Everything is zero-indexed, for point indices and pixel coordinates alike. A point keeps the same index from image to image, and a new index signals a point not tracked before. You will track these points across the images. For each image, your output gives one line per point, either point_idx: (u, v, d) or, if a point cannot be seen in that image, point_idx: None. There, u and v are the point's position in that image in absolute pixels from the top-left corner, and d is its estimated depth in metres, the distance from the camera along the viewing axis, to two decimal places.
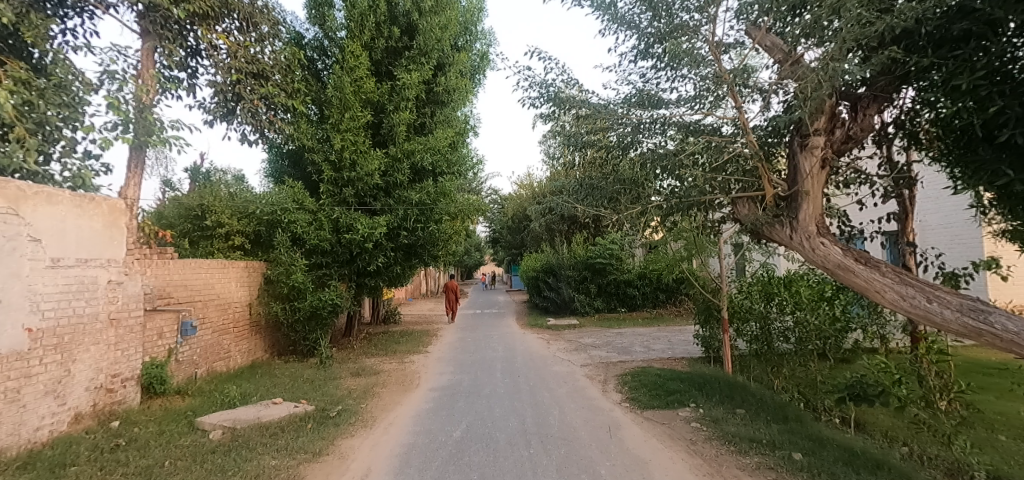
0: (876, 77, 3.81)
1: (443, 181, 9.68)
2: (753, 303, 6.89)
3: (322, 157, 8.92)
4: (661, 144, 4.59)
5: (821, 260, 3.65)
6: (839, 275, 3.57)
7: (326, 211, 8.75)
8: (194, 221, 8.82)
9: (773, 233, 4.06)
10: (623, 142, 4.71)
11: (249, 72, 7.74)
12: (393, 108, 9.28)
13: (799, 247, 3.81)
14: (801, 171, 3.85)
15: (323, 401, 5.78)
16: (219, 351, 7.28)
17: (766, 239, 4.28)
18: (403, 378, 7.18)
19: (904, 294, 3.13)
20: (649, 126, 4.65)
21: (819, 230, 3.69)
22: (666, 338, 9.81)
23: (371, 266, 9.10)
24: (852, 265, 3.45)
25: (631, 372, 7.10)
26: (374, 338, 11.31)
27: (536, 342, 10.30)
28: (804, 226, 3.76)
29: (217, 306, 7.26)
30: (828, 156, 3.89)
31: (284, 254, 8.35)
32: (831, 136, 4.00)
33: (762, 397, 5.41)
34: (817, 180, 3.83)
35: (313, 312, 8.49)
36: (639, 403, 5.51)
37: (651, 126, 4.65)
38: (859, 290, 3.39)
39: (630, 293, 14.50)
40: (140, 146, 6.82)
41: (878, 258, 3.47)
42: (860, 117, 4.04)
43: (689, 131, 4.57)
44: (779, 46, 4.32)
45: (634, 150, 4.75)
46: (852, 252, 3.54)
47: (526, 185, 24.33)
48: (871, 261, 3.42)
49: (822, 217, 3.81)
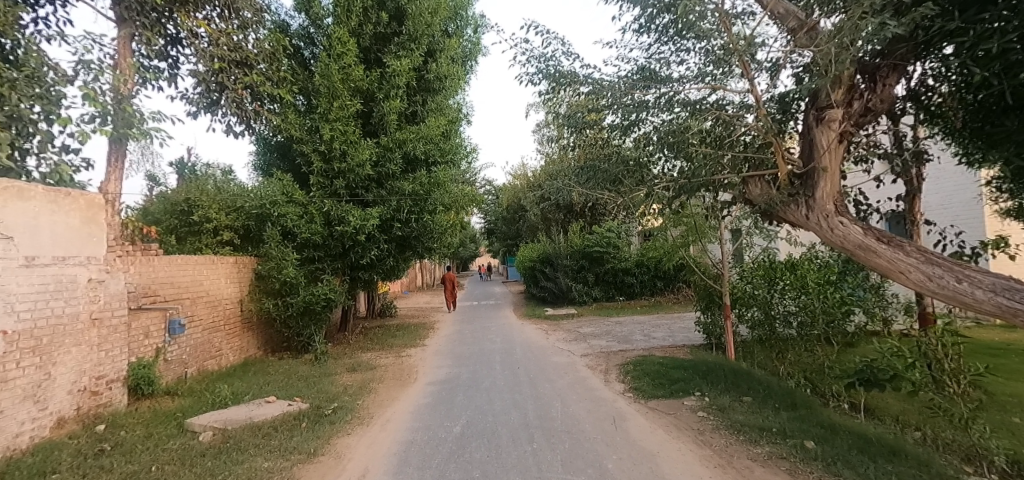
0: (896, 45, 3.64)
1: (436, 171, 9.47)
2: (755, 288, 6.77)
3: (311, 148, 8.65)
4: (666, 122, 4.43)
5: (839, 240, 3.50)
6: (859, 256, 3.42)
7: (317, 203, 8.53)
8: (180, 216, 8.53)
9: (787, 214, 3.89)
10: (626, 121, 4.54)
11: (232, 60, 7.44)
12: (383, 96, 9.02)
13: (815, 227, 3.65)
14: (818, 146, 3.67)
15: (317, 399, 5.61)
16: (210, 349, 7.08)
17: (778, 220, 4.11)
18: (401, 373, 6.99)
19: (931, 274, 2.98)
20: (654, 103, 4.48)
21: (837, 209, 3.54)
22: (666, 326, 9.70)
23: (364, 259, 8.92)
24: (874, 245, 3.29)
25: (633, 361, 6.98)
26: (370, 333, 11.14)
27: (535, 332, 10.17)
28: (821, 205, 3.59)
29: (206, 304, 7.06)
30: (846, 130, 3.71)
31: (274, 249, 8.13)
32: (849, 109, 3.80)
33: (769, 384, 5.28)
34: (835, 156, 3.66)
35: (307, 307, 8.29)
36: (643, 393, 5.39)
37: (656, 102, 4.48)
38: (882, 270, 3.24)
39: (628, 282, 14.40)
40: (120, 139, 6.55)
41: (900, 237, 3.32)
42: (880, 88, 3.82)
43: (695, 107, 4.43)
44: (793, 13, 4.14)
45: (638, 129, 4.58)
46: (874, 231, 3.38)
47: (521, 175, 24.12)
48: (894, 240, 3.27)
49: (839, 195, 3.65)
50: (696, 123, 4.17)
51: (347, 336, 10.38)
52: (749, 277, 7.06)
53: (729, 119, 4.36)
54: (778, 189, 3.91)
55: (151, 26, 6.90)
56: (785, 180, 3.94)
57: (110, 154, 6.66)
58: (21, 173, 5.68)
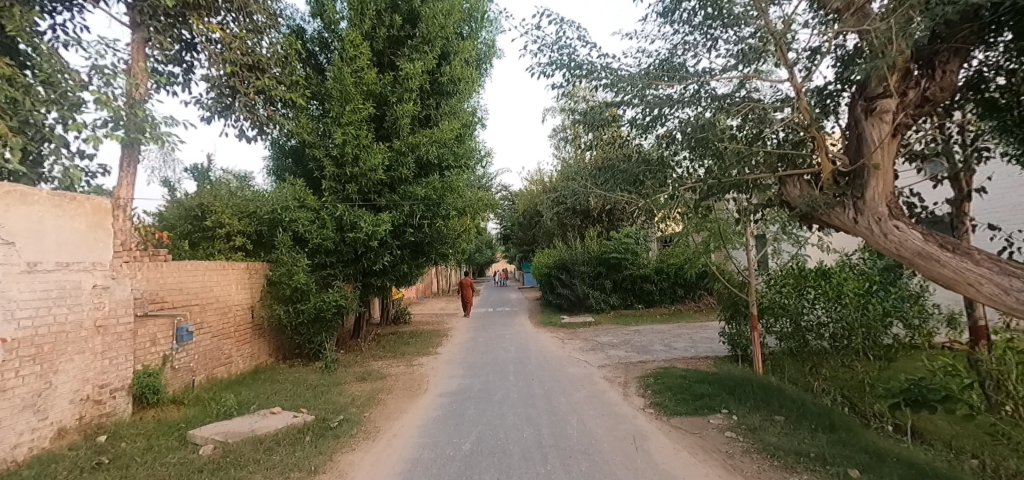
0: (958, 25, 3.30)
1: (449, 175, 9.30)
2: (783, 297, 6.39)
3: (323, 152, 8.55)
4: (693, 115, 4.18)
5: (894, 247, 3.15)
6: (918, 264, 3.08)
7: (329, 208, 8.40)
8: (194, 222, 8.49)
9: (831, 218, 3.55)
10: (649, 115, 4.30)
11: (244, 64, 7.37)
12: (396, 100, 8.89)
13: (865, 232, 3.31)
14: (868, 141, 3.34)
15: (324, 410, 5.41)
16: (219, 357, 6.97)
17: (819, 224, 3.77)
18: (411, 384, 6.76)
19: (1008, 287, 2.64)
20: (680, 96, 4.24)
21: (892, 212, 3.19)
22: (687, 336, 9.31)
23: (377, 265, 8.77)
24: (936, 252, 2.95)
25: (653, 373, 6.64)
26: (383, 340, 10.97)
27: (550, 341, 9.88)
28: (873, 207, 3.25)
29: (215, 310, 6.95)
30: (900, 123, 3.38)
31: (285, 254, 8.03)
32: (903, 99, 3.51)
33: (803, 402, 4.90)
34: (887, 152, 3.31)
35: (318, 314, 8.16)
36: (665, 409, 5.07)
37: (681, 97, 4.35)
38: (946, 281, 2.90)
39: (647, 289, 13.99)
40: (132, 144, 6.51)
41: (965, 244, 2.99)
42: (940, 76, 3.56)
43: (719, 102, 4.23)
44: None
45: (661, 124, 4.34)
46: (935, 237, 3.04)
47: (537, 180, 23.89)
48: (960, 248, 2.93)
49: (892, 196, 3.31)
50: (731, 110, 3.86)
51: (359, 343, 10.22)
52: (777, 287, 6.70)
53: (764, 113, 4.09)
54: (821, 190, 3.58)
55: (163, 30, 6.86)
56: (829, 180, 3.60)
57: (122, 159, 6.61)
58: (34, 179, 5.65)
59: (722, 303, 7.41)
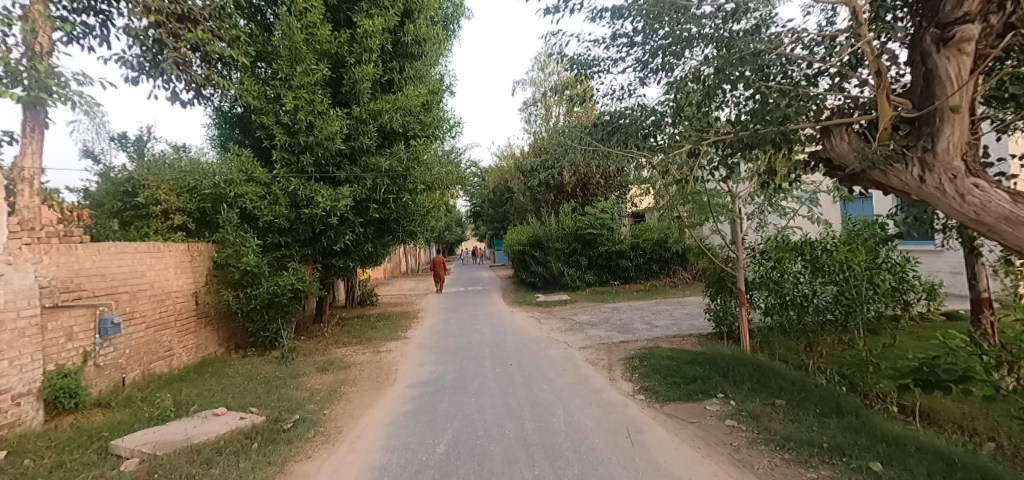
0: None
1: (416, 146, 8.56)
2: (772, 270, 6.07)
3: (273, 120, 7.65)
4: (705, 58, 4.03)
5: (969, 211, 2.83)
6: (997, 231, 2.77)
7: (282, 182, 7.58)
8: (126, 198, 7.52)
9: (887, 177, 3.21)
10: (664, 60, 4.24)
11: (171, 13, 6.32)
12: (355, 61, 8.03)
13: (932, 194, 2.97)
14: (943, 80, 2.98)
15: (276, 409, 4.78)
16: (157, 349, 6.19)
17: (869, 185, 3.44)
18: (378, 374, 6.16)
19: None
20: (689, 39, 4.00)
21: (967, 169, 2.85)
22: (667, 313, 9.03)
23: (338, 245, 8.03)
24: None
25: (638, 354, 6.26)
26: (348, 324, 10.28)
27: (526, 322, 9.43)
28: (944, 164, 2.91)
29: (149, 297, 6.11)
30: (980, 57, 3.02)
31: (231, 234, 7.19)
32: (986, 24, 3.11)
33: (803, 384, 4.58)
34: (965, 93, 2.97)
35: (272, 299, 7.40)
36: (657, 395, 4.67)
37: (703, 30, 3.96)
38: None
39: (622, 265, 13.68)
40: (34, 104, 5.51)
41: None
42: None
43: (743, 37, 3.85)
44: None
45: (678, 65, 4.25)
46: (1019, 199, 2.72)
47: (507, 156, 23.18)
48: None
49: (965, 149, 2.97)
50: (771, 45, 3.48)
51: (322, 329, 9.51)
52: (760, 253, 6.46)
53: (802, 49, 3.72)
54: (875, 144, 3.16)
55: None
56: (887, 130, 3.24)
57: (25, 124, 5.60)
58: None
59: (707, 278, 7.06)
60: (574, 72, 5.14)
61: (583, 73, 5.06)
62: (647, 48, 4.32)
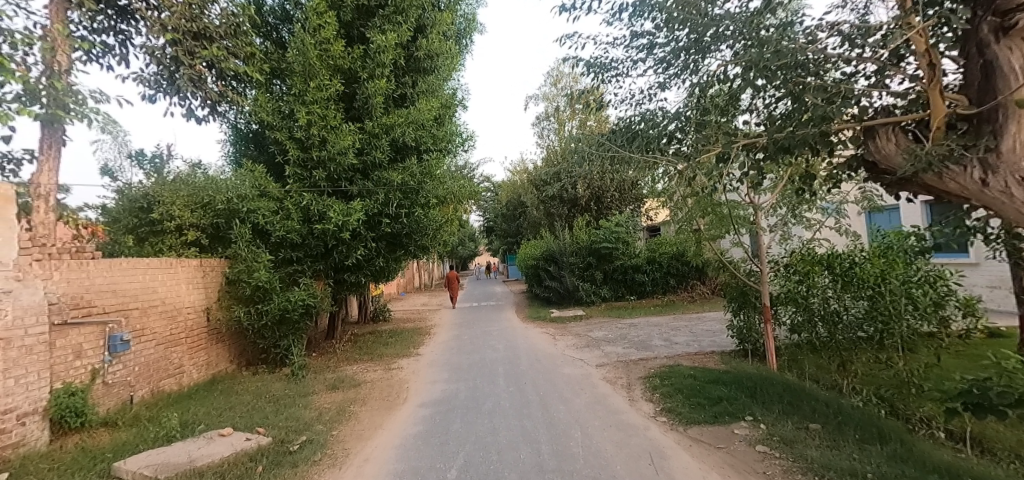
0: None
1: (428, 160, 8.50)
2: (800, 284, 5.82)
3: (286, 135, 7.65)
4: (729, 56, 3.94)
5: None
6: None
7: (294, 197, 7.55)
8: (141, 215, 7.52)
9: (946, 180, 2.99)
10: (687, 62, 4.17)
11: (187, 31, 6.37)
12: (368, 76, 8.04)
13: (997, 197, 2.75)
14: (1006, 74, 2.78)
15: (283, 430, 4.62)
16: (167, 367, 6.11)
17: (926, 189, 3.22)
18: (389, 392, 5.99)
19: None
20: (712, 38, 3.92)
21: None
22: (687, 329, 8.73)
23: (349, 260, 7.95)
24: None
25: (659, 373, 6.00)
26: (360, 340, 10.16)
27: (541, 338, 9.21)
28: (1010, 165, 2.68)
29: (160, 314, 6.06)
30: None
31: (244, 249, 7.16)
32: None
33: (838, 407, 4.29)
34: None
35: (283, 315, 7.32)
36: (680, 417, 4.42)
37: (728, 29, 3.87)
38: None
39: (639, 280, 13.39)
40: (51, 121, 5.54)
41: None
42: None
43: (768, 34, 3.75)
44: None
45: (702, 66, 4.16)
46: None
47: (520, 171, 23.13)
48: None
49: None
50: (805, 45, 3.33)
51: (333, 345, 9.39)
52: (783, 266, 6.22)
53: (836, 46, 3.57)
54: (928, 145, 3.00)
55: None
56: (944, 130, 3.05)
57: (42, 141, 5.65)
58: None
59: (730, 293, 6.79)
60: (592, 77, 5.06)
61: (600, 77, 4.97)
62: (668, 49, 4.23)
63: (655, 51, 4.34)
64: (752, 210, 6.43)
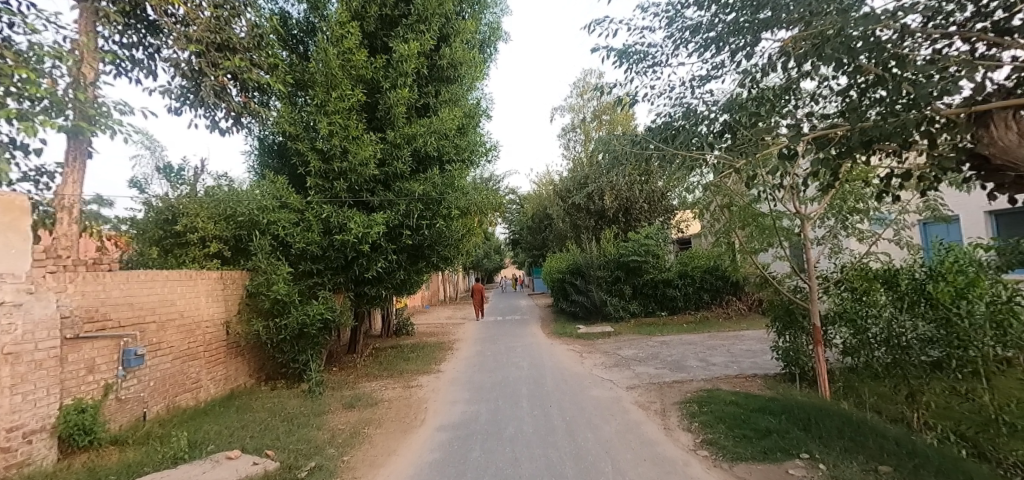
0: None
1: (451, 170, 8.29)
2: (855, 303, 5.28)
3: (308, 146, 7.56)
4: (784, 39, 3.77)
5: None
6: None
7: (315, 209, 7.43)
8: (165, 227, 7.49)
9: None
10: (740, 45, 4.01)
11: (210, 42, 6.34)
12: (390, 85, 7.92)
13: None
14: None
15: (293, 454, 4.37)
16: (183, 382, 5.98)
17: None
18: (407, 413, 5.69)
19: None
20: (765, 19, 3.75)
21: None
22: (724, 349, 8.18)
23: (370, 273, 7.76)
24: None
25: (696, 398, 5.53)
26: (381, 355, 9.94)
27: (567, 355, 8.80)
28: None
29: (178, 327, 5.95)
30: None
31: (263, 262, 7.06)
32: None
33: (911, 447, 3.76)
34: None
35: (302, 330, 7.15)
36: (723, 451, 3.96)
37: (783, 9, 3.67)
38: None
39: (670, 295, 12.82)
40: (76, 134, 5.53)
41: None
42: None
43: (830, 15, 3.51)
44: None
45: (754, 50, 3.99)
46: None
47: (546, 182, 22.81)
48: None
49: None
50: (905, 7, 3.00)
51: (354, 360, 9.20)
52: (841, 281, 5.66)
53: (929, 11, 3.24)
54: None
55: (115, 5, 5.92)
56: None
57: (68, 153, 5.64)
58: None
59: (773, 311, 6.27)
60: (628, 68, 4.93)
61: (640, 68, 4.82)
62: (717, 32, 4.08)
63: (704, 36, 4.21)
64: (797, 221, 5.95)
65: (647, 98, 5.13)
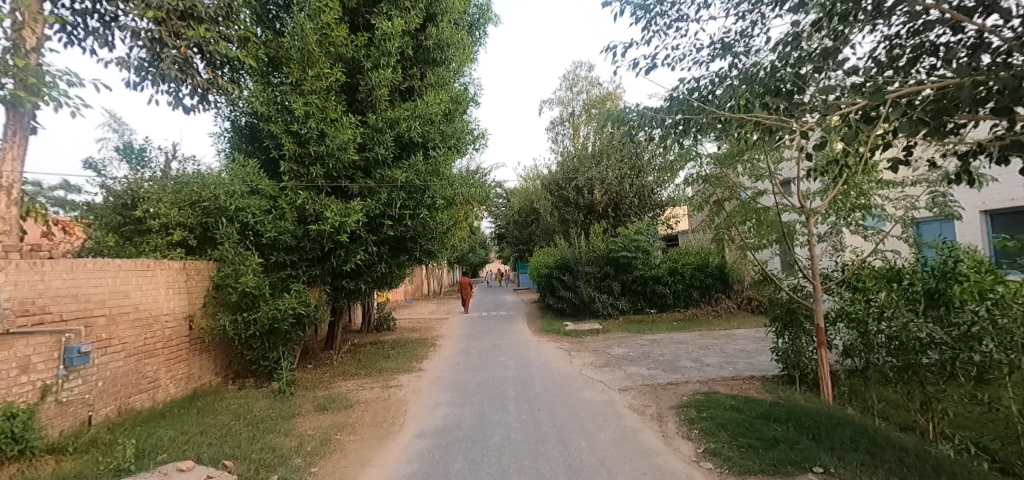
0: None
1: (436, 157, 7.84)
2: (870, 304, 4.97)
3: (282, 128, 7.03)
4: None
5: None
6: None
7: (289, 196, 6.92)
8: (123, 213, 6.90)
9: None
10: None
11: (172, 9, 5.74)
12: (372, 65, 7.44)
13: None
14: None
15: (256, 465, 3.91)
16: (137, 381, 5.45)
17: None
18: (385, 416, 5.26)
19: None
20: None
21: None
22: (718, 348, 7.91)
23: (348, 265, 7.29)
24: None
25: (694, 402, 5.21)
26: (360, 352, 9.46)
27: (555, 354, 8.45)
28: None
29: (132, 321, 5.41)
30: None
31: (230, 252, 6.52)
32: None
33: (934, 461, 3.46)
34: None
35: (272, 325, 6.65)
36: (730, 463, 3.62)
37: None
38: None
39: (660, 292, 12.56)
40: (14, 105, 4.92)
41: None
42: None
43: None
44: None
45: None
46: None
47: (533, 176, 22.42)
48: None
49: None
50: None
51: (331, 357, 8.71)
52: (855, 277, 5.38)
53: None
54: None
55: None
56: None
57: (6, 126, 5.04)
58: None
59: (774, 311, 5.96)
60: (645, 27, 4.57)
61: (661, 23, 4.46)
62: None
63: None
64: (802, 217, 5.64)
65: (669, 61, 4.74)
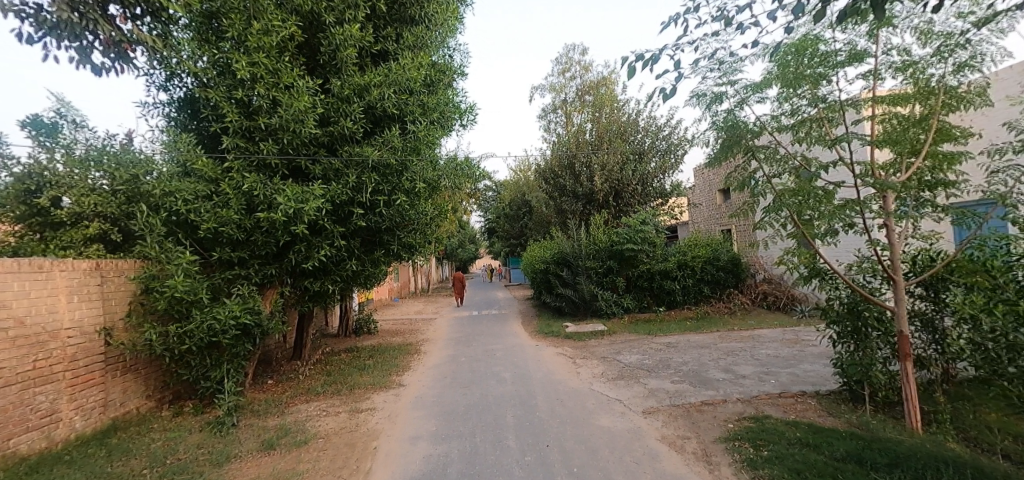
0: None
1: (414, 132, 6.60)
2: (996, 310, 3.79)
3: (226, 96, 5.75)
4: None
5: None
6: None
7: (234, 179, 5.64)
8: (27, 201, 5.53)
9: None
10: None
11: None
12: (335, 21, 6.18)
13: None
14: None
15: None
16: (23, 417, 4.16)
17: None
18: (346, 459, 4.05)
19: None
20: None
21: None
22: (748, 354, 6.80)
23: (310, 263, 6.01)
24: None
25: (746, 432, 4.07)
26: (332, 362, 8.20)
27: (559, 362, 7.28)
28: None
29: (13, 340, 4.11)
30: None
31: (156, 248, 5.23)
32: None
33: None
34: None
35: (213, 339, 5.39)
36: None
37: None
38: None
39: (668, 287, 11.46)
40: None
41: None
42: None
43: None
44: None
45: None
46: None
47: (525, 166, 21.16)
48: None
49: None
50: None
51: (297, 370, 7.43)
52: (950, 270, 4.30)
53: None
54: None
55: None
56: None
57: None
58: None
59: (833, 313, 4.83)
60: None
61: None
62: None
63: None
64: (873, 194, 4.52)
65: None
